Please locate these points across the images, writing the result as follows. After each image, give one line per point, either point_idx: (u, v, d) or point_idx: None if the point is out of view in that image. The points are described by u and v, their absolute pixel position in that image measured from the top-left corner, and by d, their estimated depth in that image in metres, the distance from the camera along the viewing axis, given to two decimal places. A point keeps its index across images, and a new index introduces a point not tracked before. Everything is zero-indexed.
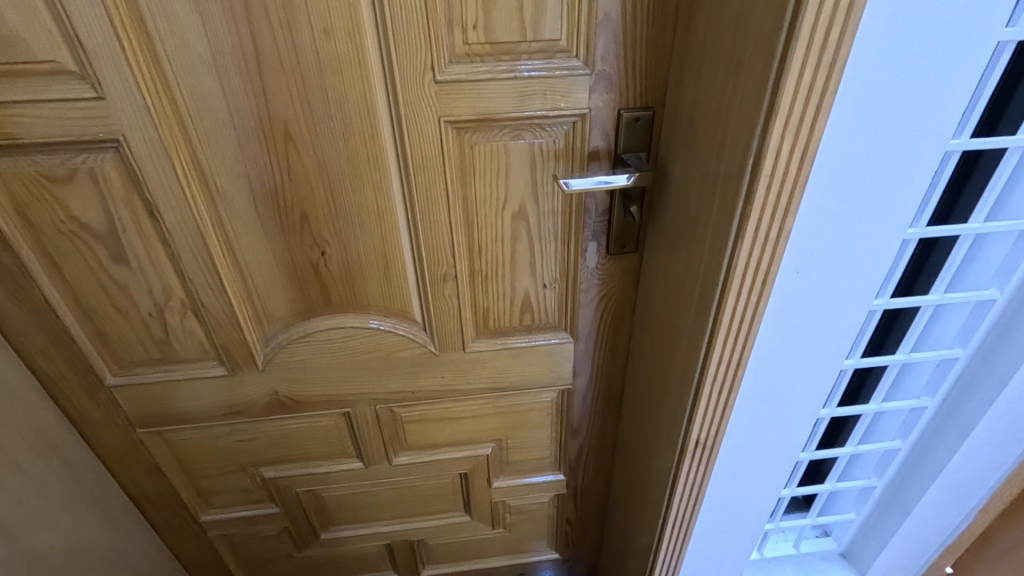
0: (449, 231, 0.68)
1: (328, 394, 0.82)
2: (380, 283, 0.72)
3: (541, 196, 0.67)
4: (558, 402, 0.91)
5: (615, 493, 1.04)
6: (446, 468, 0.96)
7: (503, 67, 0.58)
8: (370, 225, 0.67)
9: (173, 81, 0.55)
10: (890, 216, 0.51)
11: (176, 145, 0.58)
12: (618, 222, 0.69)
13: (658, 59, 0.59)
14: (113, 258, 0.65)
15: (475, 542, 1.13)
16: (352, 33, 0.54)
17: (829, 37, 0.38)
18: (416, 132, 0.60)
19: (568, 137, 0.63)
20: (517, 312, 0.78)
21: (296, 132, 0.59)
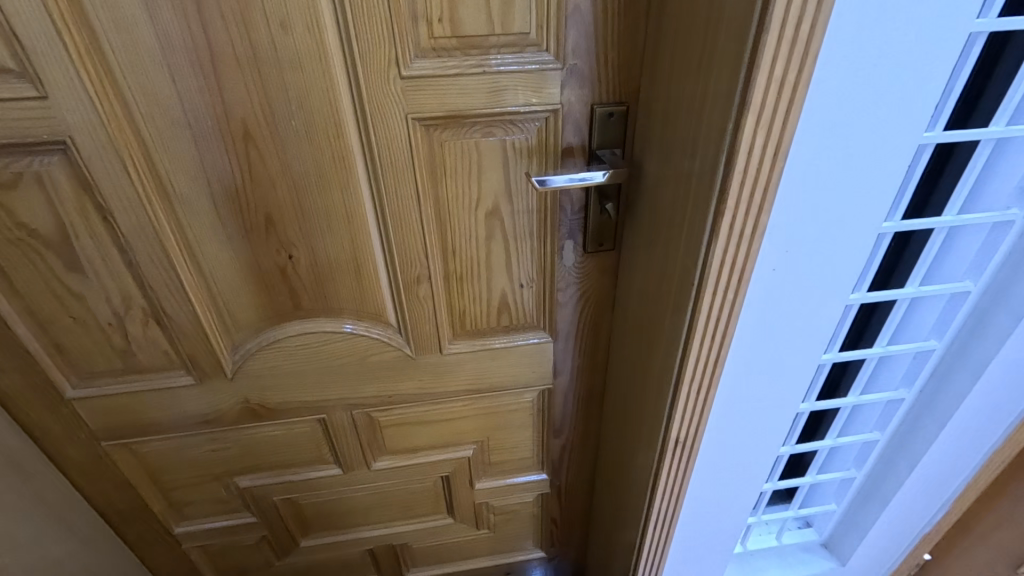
0: (421, 231, 0.66)
1: (302, 402, 0.80)
2: (352, 286, 0.70)
3: (515, 195, 0.65)
4: (540, 402, 0.90)
5: (599, 491, 1.04)
6: (427, 471, 0.95)
7: (471, 62, 0.56)
8: (339, 226, 0.64)
9: (122, 79, 0.52)
10: (866, 211, 0.51)
11: (128, 147, 0.55)
12: (595, 219, 0.68)
13: (630, 53, 0.57)
14: (66, 266, 0.62)
15: (460, 544, 1.12)
16: (310, 27, 0.52)
17: (800, 30, 0.37)
18: (383, 130, 0.58)
19: (540, 133, 0.62)
20: (494, 313, 0.76)
21: (256, 131, 0.56)
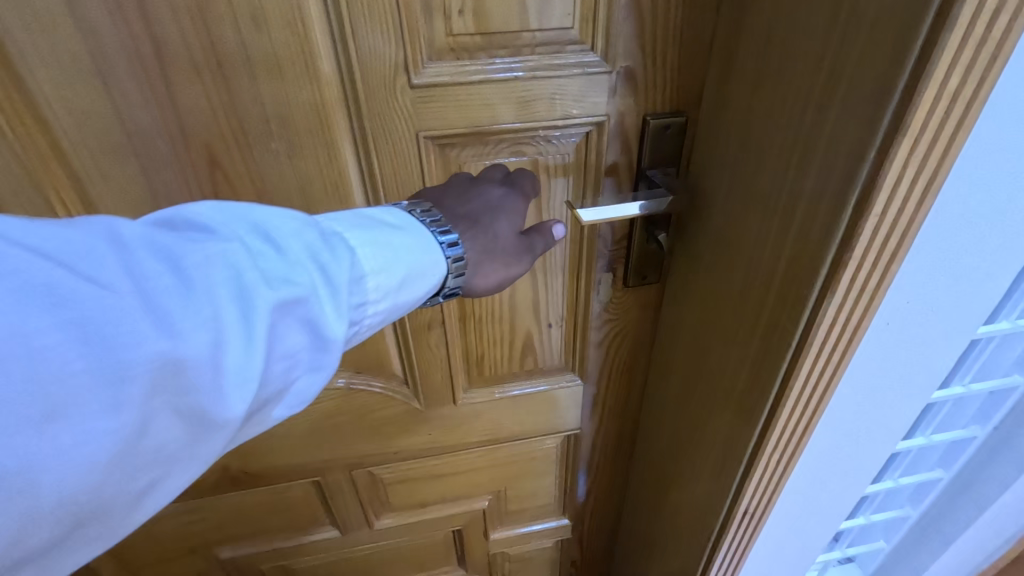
0: None
1: (292, 465, 0.68)
2: None
3: None
4: (565, 448, 0.79)
5: (625, 535, 0.94)
6: (437, 526, 0.84)
7: (498, 65, 0.44)
8: None
9: (40, 95, 0.39)
10: (1003, 251, 0.41)
11: (57, 182, 0.42)
12: (639, 249, 0.57)
13: (693, 54, 0.46)
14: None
15: None
16: (292, 24, 0.39)
17: (994, 27, 0.27)
18: (387, 153, 0.46)
19: (580, 151, 0.50)
20: (517, 357, 0.65)
21: (224, 157, 0.44)
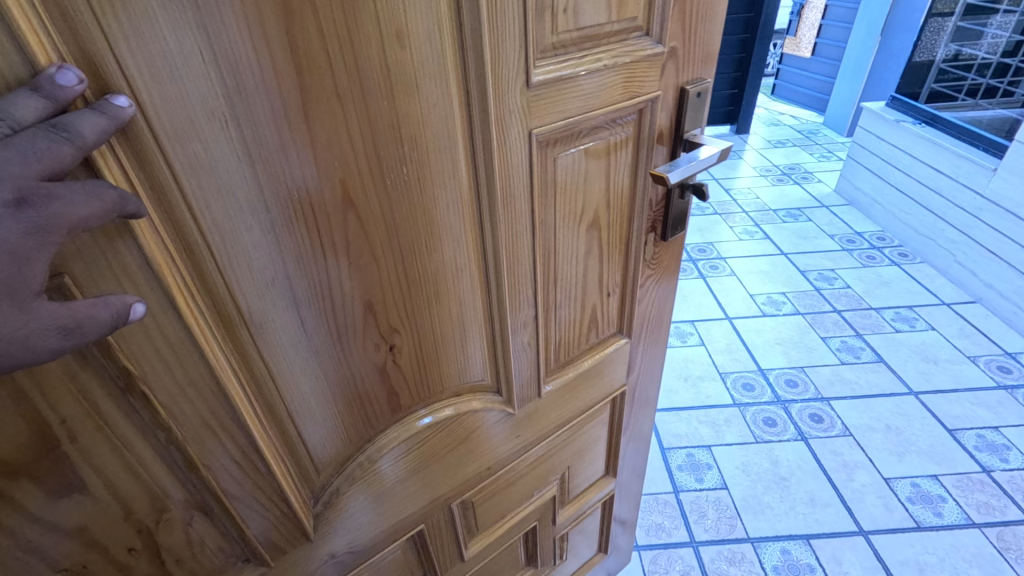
0: (531, 267, 0.57)
1: (401, 522, 0.63)
2: (459, 359, 0.57)
3: (612, 198, 0.61)
4: (612, 408, 0.87)
5: (641, 471, 1.06)
6: (516, 532, 0.84)
7: (590, 57, 0.48)
8: (447, 290, 0.51)
9: (160, 160, 0.31)
10: None
11: (170, 264, 0.34)
12: (677, 202, 0.68)
13: (710, 30, 0.57)
14: (49, 497, 0.36)
15: None
16: (428, 32, 0.38)
17: None
18: (505, 154, 0.47)
19: (637, 125, 0.57)
20: (586, 330, 0.70)
21: (360, 194, 0.40)
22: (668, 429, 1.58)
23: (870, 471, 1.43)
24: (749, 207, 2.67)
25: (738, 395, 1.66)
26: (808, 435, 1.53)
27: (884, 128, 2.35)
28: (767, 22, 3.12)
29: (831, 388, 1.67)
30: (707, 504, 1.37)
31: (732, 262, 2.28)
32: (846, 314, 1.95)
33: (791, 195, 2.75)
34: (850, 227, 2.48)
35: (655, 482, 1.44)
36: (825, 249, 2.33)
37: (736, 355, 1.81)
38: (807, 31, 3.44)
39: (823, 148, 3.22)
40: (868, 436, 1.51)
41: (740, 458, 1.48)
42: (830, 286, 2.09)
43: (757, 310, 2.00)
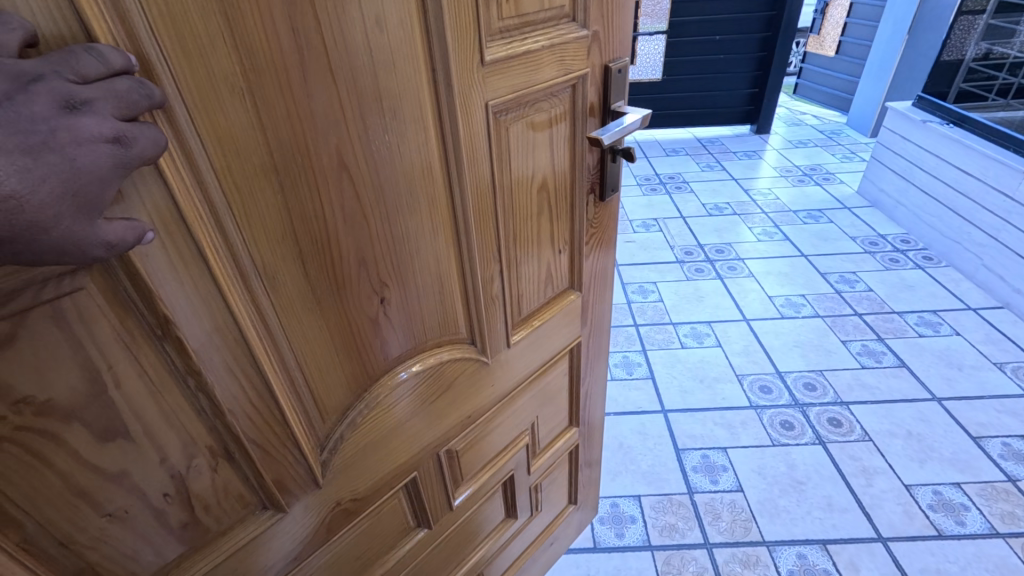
0: (495, 226, 0.66)
1: (397, 469, 0.72)
2: (437, 311, 0.65)
3: (557, 165, 0.71)
4: (572, 360, 0.99)
5: (599, 419, 1.19)
6: (496, 480, 0.94)
7: (530, 38, 0.57)
8: (426, 246, 0.59)
9: (189, 126, 0.36)
10: None
11: (199, 219, 0.39)
12: (611, 166, 0.79)
13: (624, 15, 0.68)
14: (98, 440, 0.41)
15: (520, 537, 1.15)
16: (401, 16, 0.45)
17: None
18: (467, 122, 0.55)
19: (573, 98, 0.67)
20: (543, 285, 0.81)
21: (352, 157, 0.47)
22: (682, 429, 1.70)
23: (890, 477, 1.51)
24: (769, 209, 2.92)
25: (757, 398, 1.78)
26: (827, 439, 1.63)
27: (910, 130, 2.53)
28: (794, 19, 3.41)
29: (852, 393, 1.78)
30: (721, 506, 1.47)
31: (751, 263, 2.49)
32: (866, 318, 2.10)
33: (813, 196, 3.01)
34: (876, 228, 2.66)
35: (670, 483, 1.54)
36: (845, 250, 2.53)
37: (754, 358, 1.95)
38: (830, 28, 3.98)
39: (847, 150, 3.53)
40: (889, 442, 1.61)
41: (755, 461, 1.59)
42: (851, 289, 2.27)
43: (777, 313, 2.17)
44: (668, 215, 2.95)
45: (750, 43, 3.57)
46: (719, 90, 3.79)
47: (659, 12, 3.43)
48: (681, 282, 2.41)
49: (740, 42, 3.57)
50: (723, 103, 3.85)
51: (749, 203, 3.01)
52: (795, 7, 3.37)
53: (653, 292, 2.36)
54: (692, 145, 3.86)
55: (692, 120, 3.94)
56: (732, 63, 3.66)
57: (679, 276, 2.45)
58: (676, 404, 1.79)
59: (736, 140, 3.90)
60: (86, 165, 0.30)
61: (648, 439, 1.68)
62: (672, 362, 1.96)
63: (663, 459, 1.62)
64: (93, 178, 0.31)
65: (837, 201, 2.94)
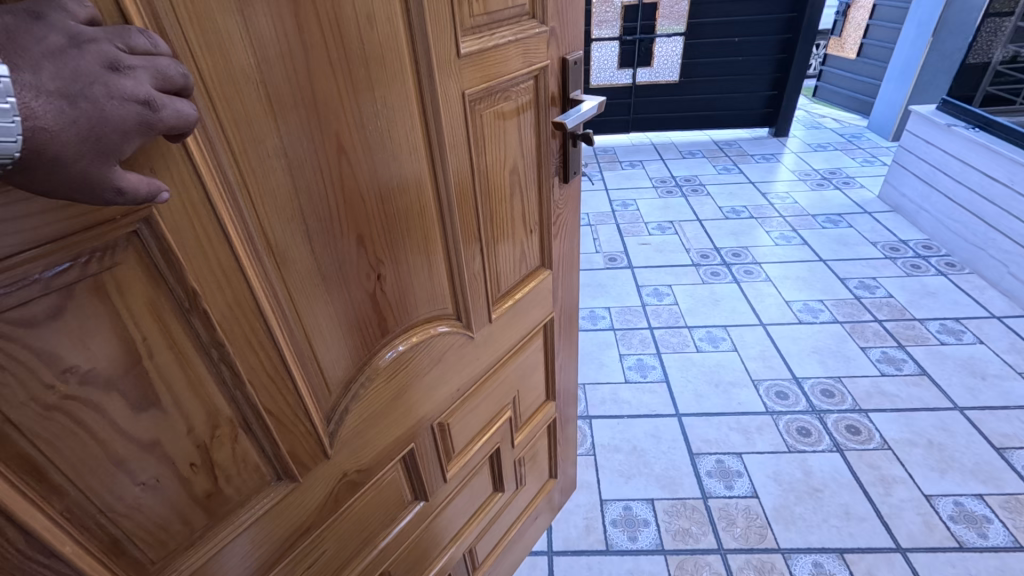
0: (475, 209, 0.74)
1: (395, 441, 0.82)
2: (427, 287, 0.73)
3: (526, 152, 0.80)
4: (546, 336, 1.11)
5: (572, 388, 1.36)
6: (483, 451, 1.05)
7: (498, 32, 0.65)
8: (417, 227, 0.66)
9: (213, 117, 0.41)
10: None
11: (221, 200, 0.43)
12: (570, 151, 0.88)
13: (575, 12, 0.78)
14: (134, 411, 0.48)
15: (507, 507, 1.28)
16: (388, 17, 0.51)
17: None
18: (448, 112, 0.62)
19: (536, 89, 0.76)
20: (518, 264, 0.91)
21: (351, 144, 0.53)
22: (697, 433, 1.85)
23: (909, 485, 1.62)
24: (787, 213, 3.21)
25: (776, 405, 1.93)
26: (844, 447, 1.76)
27: (934, 135, 2.78)
28: (813, 19, 3.78)
29: (872, 401, 1.92)
30: (736, 511, 1.59)
31: (769, 268, 2.71)
32: (889, 325, 2.27)
33: (834, 201, 3.29)
34: (897, 234, 2.90)
35: (685, 489, 1.67)
36: (864, 255, 2.76)
37: (772, 363, 2.12)
38: (852, 31, 4.46)
39: (868, 154, 3.87)
40: (908, 451, 1.73)
41: (774, 468, 1.71)
42: (872, 295, 2.46)
43: (795, 318, 2.35)
44: (685, 219, 3.24)
45: (770, 44, 3.98)
46: (736, 91, 4.21)
47: (673, 14, 3.87)
48: (698, 285, 2.64)
49: (756, 43, 3.97)
50: (743, 104, 4.28)
51: (766, 207, 3.31)
52: (813, 10, 3.74)
53: (668, 294, 2.60)
54: (709, 148, 4.28)
55: (710, 121, 4.39)
56: (750, 64, 4.09)
57: (695, 279, 2.69)
58: (690, 409, 1.95)
59: (754, 140, 4.35)
60: (113, 117, 0.32)
61: (663, 443, 1.83)
62: (687, 364, 2.15)
63: (677, 461, 1.76)
64: (117, 128, 0.33)
65: (858, 206, 3.20)
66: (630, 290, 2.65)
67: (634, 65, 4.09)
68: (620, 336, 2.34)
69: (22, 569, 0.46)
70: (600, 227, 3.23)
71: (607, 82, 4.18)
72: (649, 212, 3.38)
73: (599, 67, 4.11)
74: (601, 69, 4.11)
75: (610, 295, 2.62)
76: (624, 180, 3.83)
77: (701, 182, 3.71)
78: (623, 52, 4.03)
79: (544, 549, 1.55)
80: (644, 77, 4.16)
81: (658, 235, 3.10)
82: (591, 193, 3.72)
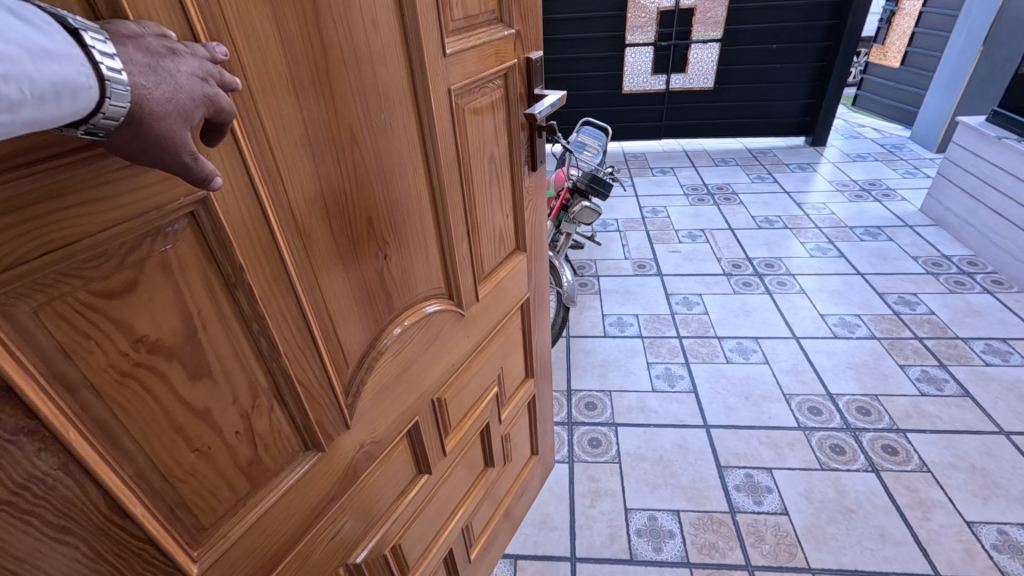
0: (457, 193, 0.90)
1: (406, 409, 0.94)
2: (422, 264, 0.87)
3: (496, 143, 1.00)
4: (523, 310, 1.33)
5: (545, 366, 1.60)
6: (477, 420, 1.22)
7: (475, 35, 0.85)
8: (413, 210, 0.81)
9: (253, 112, 0.51)
10: None
11: (259, 181, 0.53)
12: (538, 140, 1.13)
13: (532, 23, 1.01)
14: (191, 379, 0.55)
15: (496, 480, 1.44)
16: (386, 28, 0.65)
17: None
18: (436, 107, 0.78)
19: (504, 85, 0.98)
20: (495, 240, 1.10)
21: (359, 135, 0.65)
22: (725, 447, 1.91)
23: (949, 511, 1.65)
24: (820, 223, 3.34)
25: (810, 421, 1.98)
26: (880, 467, 1.80)
27: (980, 147, 2.86)
28: (857, 27, 3.91)
29: (911, 421, 1.96)
30: (765, 528, 1.63)
31: (803, 279, 2.81)
32: (929, 343, 2.32)
33: (872, 213, 3.42)
34: (941, 249, 2.98)
35: (712, 502, 1.72)
36: (903, 269, 2.84)
37: (805, 379, 2.18)
38: (896, 39, 4.57)
39: (911, 166, 3.98)
40: (949, 475, 1.75)
41: (806, 485, 1.76)
42: (912, 311, 2.52)
43: (830, 333, 2.42)
44: (717, 227, 3.39)
45: (810, 52, 4.12)
46: (774, 99, 4.37)
47: (708, 20, 4.00)
48: (729, 295, 2.74)
49: (796, 50, 4.12)
50: (779, 112, 4.44)
51: (801, 217, 3.42)
52: (858, 18, 3.87)
53: (698, 303, 2.70)
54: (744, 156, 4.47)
55: (743, 130, 4.55)
56: (786, 72, 4.23)
57: (726, 288, 2.80)
58: (718, 421, 2.01)
59: (789, 150, 4.52)
60: (185, 85, 0.39)
61: (690, 454, 1.89)
62: (716, 376, 2.23)
63: (705, 475, 1.81)
64: (189, 96, 0.39)
65: (898, 219, 3.32)
66: (659, 298, 2.76)
67: (667, 70, 4.28)
68: (648, 344, 2.44)
69: (101, 530, 0.53)
70: (630, 234, 3.37)
71: (641, 88, 4.40)
72: (681, 219, 3.54)
73: (633, 72, 4.33)
74: (635, 74, 4.33)
75: (639, 303, 2.73)
76: (655, 187, 4.00)
77: (733, 190, 3.86)
78: (657, 57, 4.23)
79: (567, 555, 1.61)
80: (677, 83, 4.33)
81: (690, 244, 3.23)
82: (621, 198, 3.87)
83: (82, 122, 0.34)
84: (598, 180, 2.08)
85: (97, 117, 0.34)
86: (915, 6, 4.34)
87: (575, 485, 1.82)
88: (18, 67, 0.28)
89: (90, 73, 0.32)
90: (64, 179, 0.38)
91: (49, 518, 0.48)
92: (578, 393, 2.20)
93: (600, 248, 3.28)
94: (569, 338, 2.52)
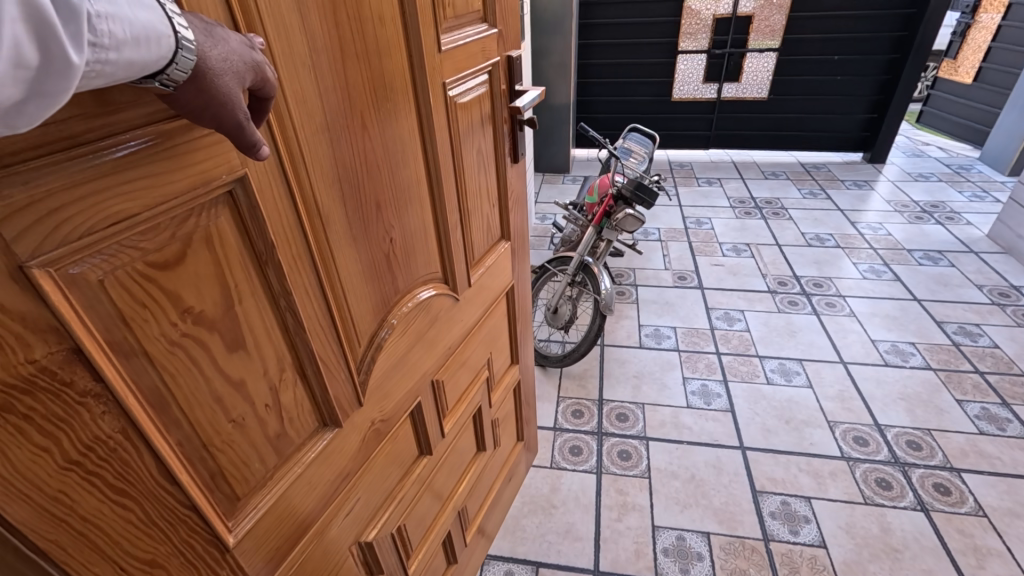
0: (452, 181, 0.96)
1: (408, 391, 1.00)
2: (422, 249, 0.93)
3: (483, 137, 1.06)
4: (508, 297, 1.40)
5: (528, 355, 1.67)
6: (469, 403, 1.28)
7: (468, 31, 0.90)
8: (414, 196, 0.86)
9: (281, 101, 0.56)
10: None
11: (283, 162, 0.58)
12: (519, 134, 1.19)
13: (513, 21, 1.08)
14: (229, 351, 0.61)
15: (485, 468, 1.52)
16: (392, 21, 0.70)
17: None
18: (435, 96, 0.84)
19: (492, 79, 1.04)
20: (483, 230, 1.16)
21: (369, 122, 0.70)
22: (762, 471, 1.92)
23: (1006, 560, 1.61)
24: (876, 244, 3.35)
25: (855, 451, 1.98)
26: (930, 506, 1.78)
27: None
28: (927, 39, 3.87)
29: (967, 460, 1.94)
30: (801, 559, 1.64)
31: (856, 302, 2.83)
32: (988, 377, 2.30)
33: (934, 235, 3.41)
34: (1009, 279, 2.95)
35: (745, 527, 1.74)
36: (967, 298, 2.83)
37: (851, 407, 2.18)
38: (970, 53, 4.61)
39: (979, 188, 3.97)
40: (1006, 522, 1.72)
41: (847, 519, 1.75)
42: (975, 343, 2.50)
43: (882, 360, 2.42)
44: (765, 242, 3.44)
45: (873, 64, 4.10)
46: (832, 113, 4.39)
47: (764, 28, 4.04)
48: (774, 312, 2.77)
49: (859, 63, 4.11)
50: (837, 126, 4.44)
51: (854, 236, 3.45)
52: (928, 30, 3.82)
53: (739, 320, 2.74)
54: (796, 170, 4.51)
55: (797, 142, 4.57)
56: (847, 85, 4.22)
57: (771, 305, 2.83)
58: (756, 444, 2.04)
59: (846, 165, 4.53)
60: (239, 51, 0.45)
61: (724, 475, 1.92)
62: (755, 397, 2.25)
63: (739, 500, 1.82)
64: (243, 60, 0.45)
65: (965, 244, 3.30)
66: (699, 312, 2.81)
67: (720, 79, 4.33)
68: (685, 358, 2.49)
69: (153, 495, 0.57)
70: (672, 245, 3.44)
71: (690, 95, 4.46)
72: (726, 232, 3.60)
73: (683, 79, 4.41)
74: (686, 81, 4.40)
75: (678, 316, 2.78)
76: (700, 199, 4.07)
77: (782, 206, 3.90)
78: (710, 65, 4.29)
79: (591, 568, 1.65)
80: (729, 91, 4.38)
81: (734, 258, 3.28)
82: (665, 208, 3.95)
83: (158, 73, 0.39)
84: (642, 188, 2.05)
85: (172, 67, 0.39)
86: (993, 20, 4.36)
87: (602, 496, 1.86)
88: (123, 12, 0.34)
89: (165, 20, 0.37)
90: (124, 158, 0.44)
91: (111, 480, 0.52)
92: (609, 404, 2.26)
93: (642, 258, 3.34)
94: (603, 346, 2.59)
